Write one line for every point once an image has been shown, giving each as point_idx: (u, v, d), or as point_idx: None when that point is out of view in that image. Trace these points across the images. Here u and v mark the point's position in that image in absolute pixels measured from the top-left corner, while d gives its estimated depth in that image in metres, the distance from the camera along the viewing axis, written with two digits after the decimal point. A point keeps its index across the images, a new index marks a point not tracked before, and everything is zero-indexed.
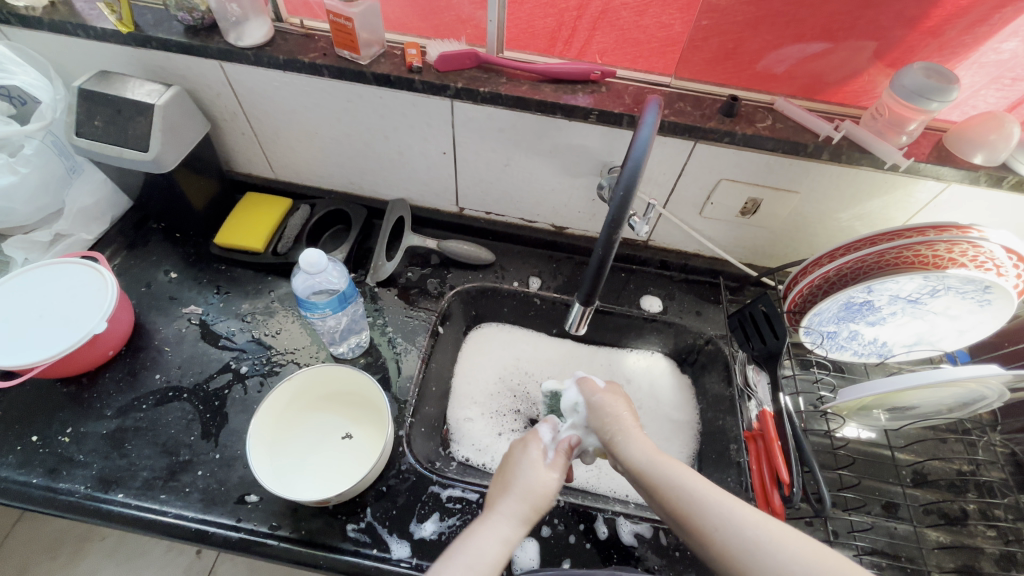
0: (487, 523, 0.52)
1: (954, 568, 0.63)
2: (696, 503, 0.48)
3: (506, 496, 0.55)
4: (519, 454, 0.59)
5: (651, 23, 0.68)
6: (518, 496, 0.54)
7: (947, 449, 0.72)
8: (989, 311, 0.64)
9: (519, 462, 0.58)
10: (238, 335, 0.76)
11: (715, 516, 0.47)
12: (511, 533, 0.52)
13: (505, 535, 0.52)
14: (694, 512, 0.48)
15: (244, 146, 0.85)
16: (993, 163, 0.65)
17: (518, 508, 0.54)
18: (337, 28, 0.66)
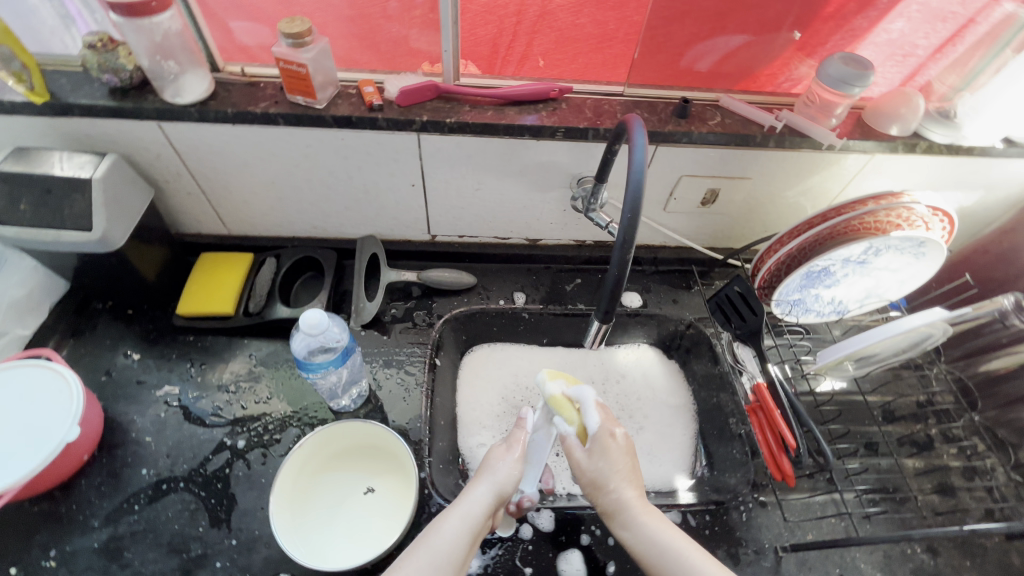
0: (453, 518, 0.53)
1: (932, 489, 0.72)
2: (673, 562, 0.51)
3: (484, 484, 0.57)
4: (502, 447, 0.61)
5: (587, 22, 0.70)
6: (492, 486, 0.57)
7: (906, 384, 0.81)
8: (925, 261, 0.74)
9: (500, 457, 0.60)
10: (226, 408, 0.71)
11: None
12: (478, 526, 0.54)
13: (474, 528, 0.53)
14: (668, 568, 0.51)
15: (191, 206, 0.80)
16: (906, 133, 0.74)
17: (490, 502, 0.56)
18: (289, 74, 0.63)
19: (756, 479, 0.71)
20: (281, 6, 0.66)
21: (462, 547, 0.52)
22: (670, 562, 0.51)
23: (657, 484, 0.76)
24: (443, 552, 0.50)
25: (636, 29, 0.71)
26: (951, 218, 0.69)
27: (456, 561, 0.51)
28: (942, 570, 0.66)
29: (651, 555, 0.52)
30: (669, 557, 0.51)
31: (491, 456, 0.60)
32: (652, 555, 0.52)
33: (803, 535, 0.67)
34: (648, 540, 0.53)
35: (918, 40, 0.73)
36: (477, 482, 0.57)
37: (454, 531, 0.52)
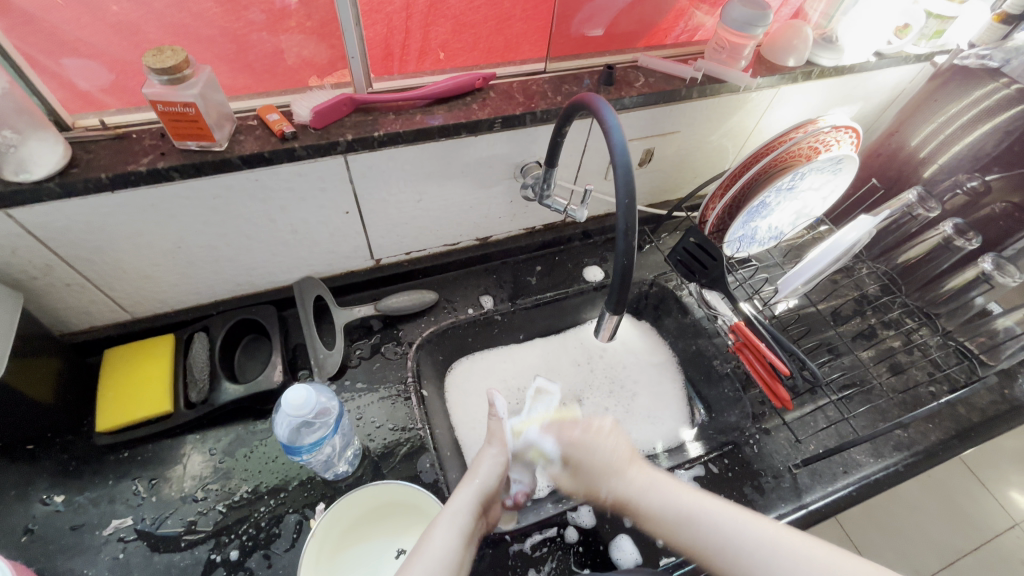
0: (442, 519, 0.52)
1: (889, 371, 0.81)
2: (688, 519, 0.52)
3: (468, 484, 0.56)
4: (484, 448, 0.61)
5: (482, 3, 0.65)
6: (476, 484, 0.56)
7: (842, 286, 0.91)
8: (842, 176, 0.81)
9: (485, 457, 0.60)
10: (202, 519, 0.60)
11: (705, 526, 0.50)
12: (469, 528, 0.53)
13: (467, 529, 0.52)
14: (687, 528, 0.51)
15: (76, 299, 0.65)
16: (801, 63, 0.80)
17: (475, 501, 0.55)
18: (174, 118, 0.52)
19: (754, 410, 0.76)
20: (126, 37, 0.53)
21: (455, 548, 0.50)
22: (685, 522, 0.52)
23: (667, 442, 0.79)
24: (435, 556, 0.49)
25: (538, 3, 0.67)
26: (855, 131, 0.75)
27: (452, 566, 0.49)
28: (916, 438, 0.75)
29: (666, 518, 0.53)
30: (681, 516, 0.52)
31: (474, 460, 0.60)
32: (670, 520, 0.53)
33: (807, 448, 0.73)
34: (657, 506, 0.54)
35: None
36: (461, 486, 0.56)
37: (444, 537, 0.50)
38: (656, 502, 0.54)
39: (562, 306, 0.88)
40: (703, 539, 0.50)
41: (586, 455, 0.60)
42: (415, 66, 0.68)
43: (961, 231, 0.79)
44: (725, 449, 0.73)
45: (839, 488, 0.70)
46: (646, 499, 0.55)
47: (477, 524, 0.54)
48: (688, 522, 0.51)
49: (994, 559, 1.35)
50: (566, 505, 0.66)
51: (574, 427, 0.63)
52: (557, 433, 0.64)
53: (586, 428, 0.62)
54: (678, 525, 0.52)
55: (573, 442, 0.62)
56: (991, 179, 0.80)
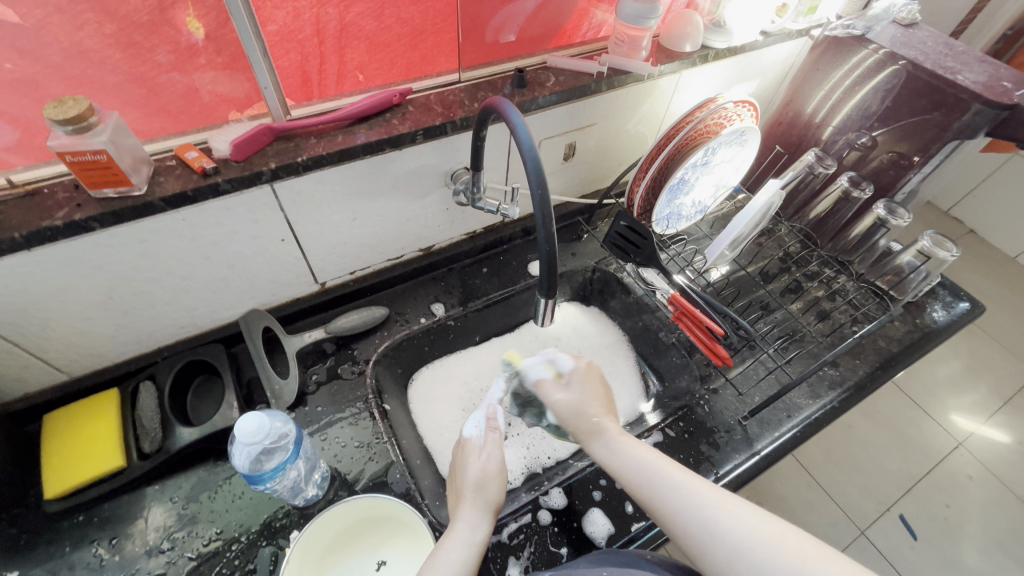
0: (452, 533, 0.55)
1: (817, 318, 0.88)
2: (664, 486, 0.51)
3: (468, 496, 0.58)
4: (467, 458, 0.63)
5: (393, 23, 0.67)
6: (474, 496, 0.58)
7: (765, 248, 0.98)
8: (749, 146, 0.88)
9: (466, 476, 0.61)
10: (172, 569, 0.59)
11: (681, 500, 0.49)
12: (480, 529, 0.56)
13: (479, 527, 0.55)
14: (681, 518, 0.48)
15: (6, 366, 0.62)
16: (697, 48, 0.86)
17: (481, 515, 0.57)
18: (85, 168, 0.51)
19: (701, 372, 0.82)
20: (25, 89, 0.52)
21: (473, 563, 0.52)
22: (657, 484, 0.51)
23: (626, 416, 0.84)
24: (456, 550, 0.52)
25: (444, 18, 0.70)
26: (753, 104, 0.82)
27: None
28: (847, 374, 0.82)
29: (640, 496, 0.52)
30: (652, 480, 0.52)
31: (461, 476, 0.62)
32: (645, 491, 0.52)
33: (752, 400, 0.78)
34: (629, 469, 0.54)
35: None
36: (466, 505, 0.58)
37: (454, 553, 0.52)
38: (636, 461, 0.54)
39: (512, 303, 0.90)
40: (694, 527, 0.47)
41: (590, 384, 0.64)
42: (334, 90, 0.70)
43: (855, 183, 0.87)
44: (678, 413, 0.77)
45: (784, 431, 0.75)
46: (628, 459, 0.55)
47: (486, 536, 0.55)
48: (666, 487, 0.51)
49: (942, 475, 1.47)
50: (537, 491, 0.69)
51: (577, 361, 0.66)
52: (574, 358, 0.66)
53: (586, 367, 0.65)
54: (652, 498, 0.51)
55: (575, 382, 0.63)
56: (877, 135, 0.87)
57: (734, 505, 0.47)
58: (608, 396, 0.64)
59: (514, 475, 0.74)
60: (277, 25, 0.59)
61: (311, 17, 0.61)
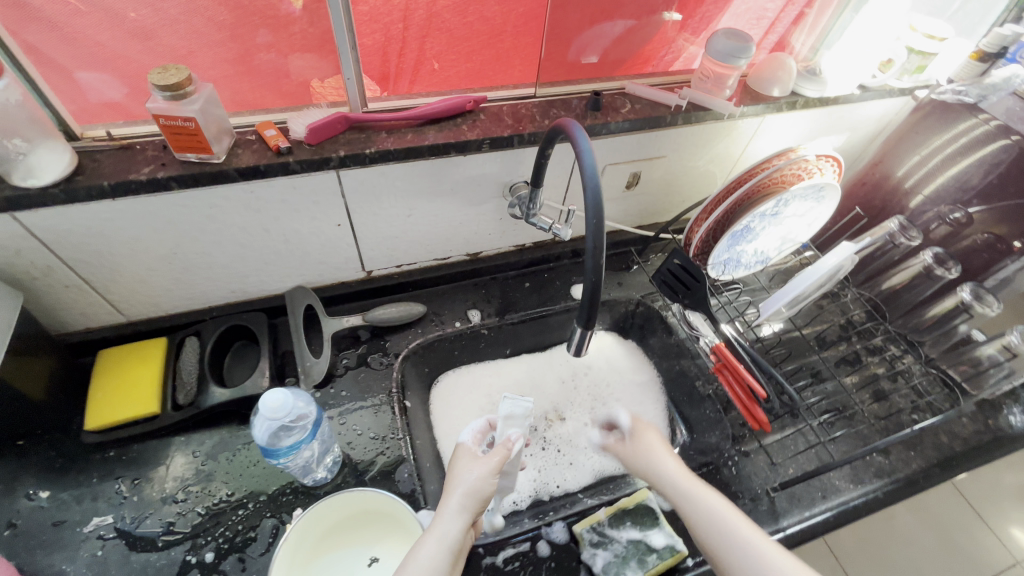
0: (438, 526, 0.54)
1: (871, 397, 0.82)
2: (733, 539, 0.52)
3: (456, 500, 0.56)
4: (467, 466, 0.60)
5: (476, 19, 0.67)
6: (464, 495, 0.56)
7: (827, 311, 0.91)
8: (825, 204, 0.83)
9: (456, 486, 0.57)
10: (180, 520, 0.62)
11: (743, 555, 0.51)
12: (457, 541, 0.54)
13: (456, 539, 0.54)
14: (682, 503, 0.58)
15: (75, 300, 0.67)
16: (786, 93, 0.82)
17: (467, 509, 0.56)
18: (174, 131, 0.55)
19: (734, 432, 0.77)
20: (134, 49, 0.56)
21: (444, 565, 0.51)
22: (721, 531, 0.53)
23: None
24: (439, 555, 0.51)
25: (524, 20, 0.70)
26: (837, 160, 0.77)
27: None
28: (897, 465, 0.75)
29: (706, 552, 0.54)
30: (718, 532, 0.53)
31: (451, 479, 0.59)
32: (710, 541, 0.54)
33: (786, 471, 0.73)
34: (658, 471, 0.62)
35: (766, 5, 0.80)
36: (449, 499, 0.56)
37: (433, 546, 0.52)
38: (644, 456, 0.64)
39: (547, 322, 0.89)
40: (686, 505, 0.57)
41: (644, 434, 0.67)
42: (409, 77, 0.71)
43: (940, 260, 0.81)
44: (701, 470, 0.73)
45: (816, 513, 0.70)
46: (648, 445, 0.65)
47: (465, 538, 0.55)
48: (729, 540, 0.52)
49: None
50: (542, 520, 0.67)
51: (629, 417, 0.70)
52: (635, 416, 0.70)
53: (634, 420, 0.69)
54: (716, 553, 0.53)
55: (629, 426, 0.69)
56: (974, 212, 0.80)
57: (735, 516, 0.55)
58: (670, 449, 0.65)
59: (521, 496, 0.73)
60: (367, 6, 0.61)
61: (400, 3, 0.62)
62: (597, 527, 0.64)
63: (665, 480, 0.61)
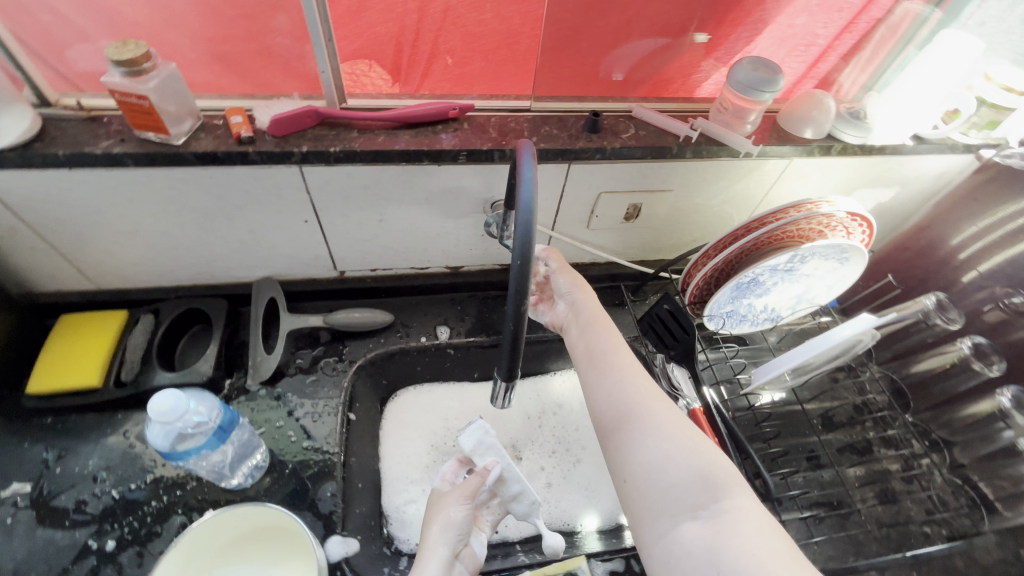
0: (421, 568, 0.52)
1: (875, 497, 0.70)
2: (647, 443, 0.51)
3: (441, 538, 0.55)
4: (444, 505, 0.58)
5: (492, 17, 0.63)
6: (444, 533, 0.55)
7: (841, 387, 0.79)
8: (848, 266, 0.73)
9: (439, 529, 0.56)
10: (94, 500, 0.61)
11: (655, 425, 0.52)
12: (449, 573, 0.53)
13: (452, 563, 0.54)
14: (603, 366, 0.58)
15: (42, 262, 0.68)
16: (820, 135, 0.72)
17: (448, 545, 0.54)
18: (130, 108, 0.53)
19: None
20: (109, 22, 0.55)
21: None
22: (627, 388, 0.55)
23: (602, 521, 0.72)
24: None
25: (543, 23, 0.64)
26: (871, 223, 0.68)
27: None
28: None
29: (610, 400, 0.55)
30: (623, 383, 0.56)
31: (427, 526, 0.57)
32: (617, 391, 0.55)
33: None
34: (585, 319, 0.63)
35: (818, 30, 0.70)
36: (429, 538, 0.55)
37: None
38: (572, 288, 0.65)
39: (520, 350, 0.83)
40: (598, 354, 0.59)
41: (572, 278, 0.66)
42: (422, 70, 0.67)
43: (982, 353, 0.69)
44: None
45: None
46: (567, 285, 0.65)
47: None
48: (637, 405, 0.54)
49: None
50: None
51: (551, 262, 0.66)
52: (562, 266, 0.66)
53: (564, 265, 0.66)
54: (623, 429, 0.53)
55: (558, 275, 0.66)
56: None
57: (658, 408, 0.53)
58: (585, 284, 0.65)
59: None
60: None
61: None
62: None
63: (590, 331, 0.62)
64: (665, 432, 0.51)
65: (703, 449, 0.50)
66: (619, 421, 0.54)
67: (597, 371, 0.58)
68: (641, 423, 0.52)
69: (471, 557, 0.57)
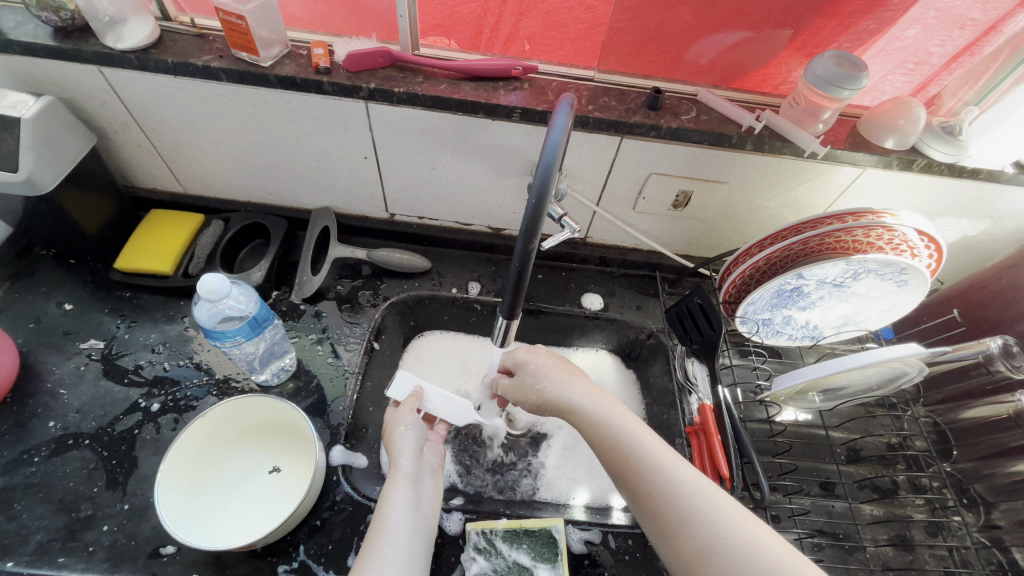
0: (393, 494, 0.56)
1: (888, 540, 0.65)
2: (710, 560, 0.46)
3: (411, 439, 0.62)
4: (403, 415, 0.65)
5: (576, 5, 0.65)
6: (414, 447, 0.62)
7: (877, 423, 0.74)
8: (906, 291, 0.68)
9: (405, 435, 0.63)
10: (149, 367, 0.70)
11: (714, 542, 0.46)
12: (418, 473, 0.60)
13: (415, 500, 0.57)
14: (635, 475, 0.52)
15: (144, 159, 0.78)
16: (903, 147, 0.66)
17: (415, 458, 0.61)
18: (229, 27, 0.60)
19: None
20: None
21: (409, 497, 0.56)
22: (679, 505, 0.49)
23: (591, 498, 0.71)
24: (400, 541, 0.52)
25: (627, 15, 0.65)
26: (942, 250, 0.63)
27: (413, 539, 0.53)
28: None
29: (658, 521, 0.49)
30: (674, 502, 0.49)
31: (392, 426, 0.64)
32: (664, 512, 0.49)
33: None
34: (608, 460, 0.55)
35: (931, 48, 0.65)
36: (392, 477, 0.58)
37: (400, 493, 0.56)
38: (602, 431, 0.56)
39: (545, 320, 0.85)
40: (640, 480, 0.51)
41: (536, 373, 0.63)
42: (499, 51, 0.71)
43: None
44: (634, 529, 0.64)
45: None
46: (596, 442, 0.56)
47: (422, 465, 0.61)
48: (687, 513, 0.48)
49: None
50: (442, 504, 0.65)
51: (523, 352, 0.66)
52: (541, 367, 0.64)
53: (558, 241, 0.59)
54: (692, 567, 0.46)
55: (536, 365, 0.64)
56: None
57: (719, 514, 0.47)
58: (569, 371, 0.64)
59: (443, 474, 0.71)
60: None
61: None
62: (488, 533, 0.61)
63: (605, 422, 0.56)
64: (733, 555, 0.45)
65: (782, 564, 0.44)
66: (678, 521, 0.48)
67: (627, 490, 0.52)
68: (710, 558, 0.46)
69: (434, 487, 0.61)
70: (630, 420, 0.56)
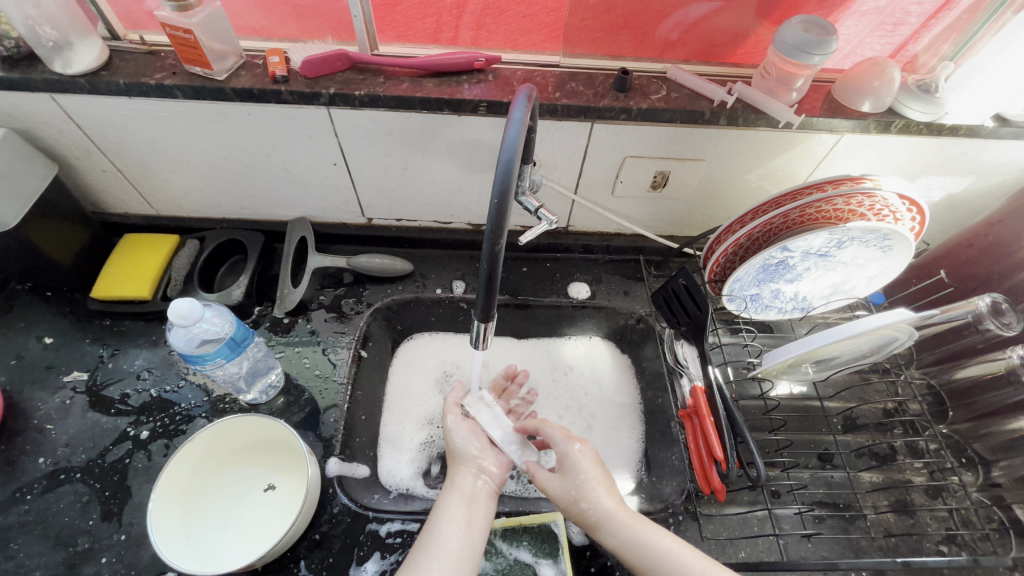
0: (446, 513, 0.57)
1: (888, 506, 0.65)
2: None
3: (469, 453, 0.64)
4: (458, 428, 0.67)
5: (539, 10, 0.66)
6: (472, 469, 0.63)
7: (872, 390, 0.74)
8: (891, 256, 0.67)
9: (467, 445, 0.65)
10: (135, 394, 0.69)
11: None
12: (473, 491, 0.60)
13: (467, 519, 0.57)
14: None
15: (111, 184, 0.77)
16: (880, 109, 0.64)
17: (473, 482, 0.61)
18: (178, 42, 0.58)
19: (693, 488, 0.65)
20: None
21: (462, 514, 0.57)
22: None
23: None
24: (449, 555, 0.53)
25: (594, 13, 0.64)
26: (924, 212, 0.63)
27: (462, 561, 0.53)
28: None
29: None
30: None
31: (451, 440, 0.66)
32: None
33: (735, 553, 0.61)
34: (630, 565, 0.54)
35: (910, 7, 0.63)
36: (448, 495, 0.59)
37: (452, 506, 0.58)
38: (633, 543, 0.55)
39: (533, 313, 0.84)
40: None
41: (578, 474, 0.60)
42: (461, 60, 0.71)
43: None
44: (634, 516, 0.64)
45: None
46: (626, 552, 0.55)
47: (479, 485, 0.61)
48: None
49: None
50: None
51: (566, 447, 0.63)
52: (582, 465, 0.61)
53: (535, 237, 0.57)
54: None
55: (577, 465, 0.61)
56: None
57: None
58: (609, 483, 0.60)
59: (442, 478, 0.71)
60: None
61: None
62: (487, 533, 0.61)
63: (636, 538, 0.55)
64: None
65: None
66: None
67: None
68: None
69: (489, 511, 0.59)
70: (664, 537, 0.55)
